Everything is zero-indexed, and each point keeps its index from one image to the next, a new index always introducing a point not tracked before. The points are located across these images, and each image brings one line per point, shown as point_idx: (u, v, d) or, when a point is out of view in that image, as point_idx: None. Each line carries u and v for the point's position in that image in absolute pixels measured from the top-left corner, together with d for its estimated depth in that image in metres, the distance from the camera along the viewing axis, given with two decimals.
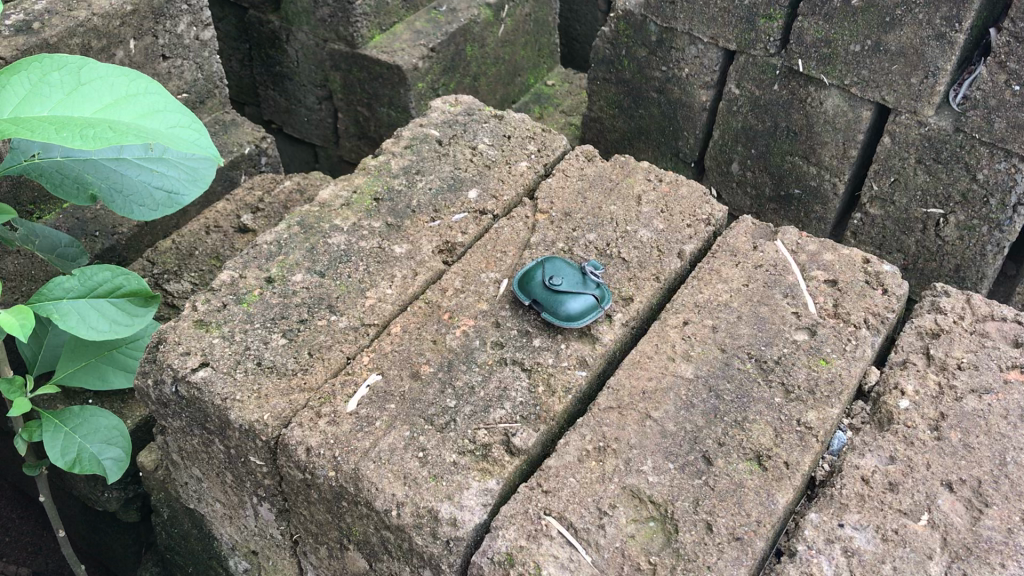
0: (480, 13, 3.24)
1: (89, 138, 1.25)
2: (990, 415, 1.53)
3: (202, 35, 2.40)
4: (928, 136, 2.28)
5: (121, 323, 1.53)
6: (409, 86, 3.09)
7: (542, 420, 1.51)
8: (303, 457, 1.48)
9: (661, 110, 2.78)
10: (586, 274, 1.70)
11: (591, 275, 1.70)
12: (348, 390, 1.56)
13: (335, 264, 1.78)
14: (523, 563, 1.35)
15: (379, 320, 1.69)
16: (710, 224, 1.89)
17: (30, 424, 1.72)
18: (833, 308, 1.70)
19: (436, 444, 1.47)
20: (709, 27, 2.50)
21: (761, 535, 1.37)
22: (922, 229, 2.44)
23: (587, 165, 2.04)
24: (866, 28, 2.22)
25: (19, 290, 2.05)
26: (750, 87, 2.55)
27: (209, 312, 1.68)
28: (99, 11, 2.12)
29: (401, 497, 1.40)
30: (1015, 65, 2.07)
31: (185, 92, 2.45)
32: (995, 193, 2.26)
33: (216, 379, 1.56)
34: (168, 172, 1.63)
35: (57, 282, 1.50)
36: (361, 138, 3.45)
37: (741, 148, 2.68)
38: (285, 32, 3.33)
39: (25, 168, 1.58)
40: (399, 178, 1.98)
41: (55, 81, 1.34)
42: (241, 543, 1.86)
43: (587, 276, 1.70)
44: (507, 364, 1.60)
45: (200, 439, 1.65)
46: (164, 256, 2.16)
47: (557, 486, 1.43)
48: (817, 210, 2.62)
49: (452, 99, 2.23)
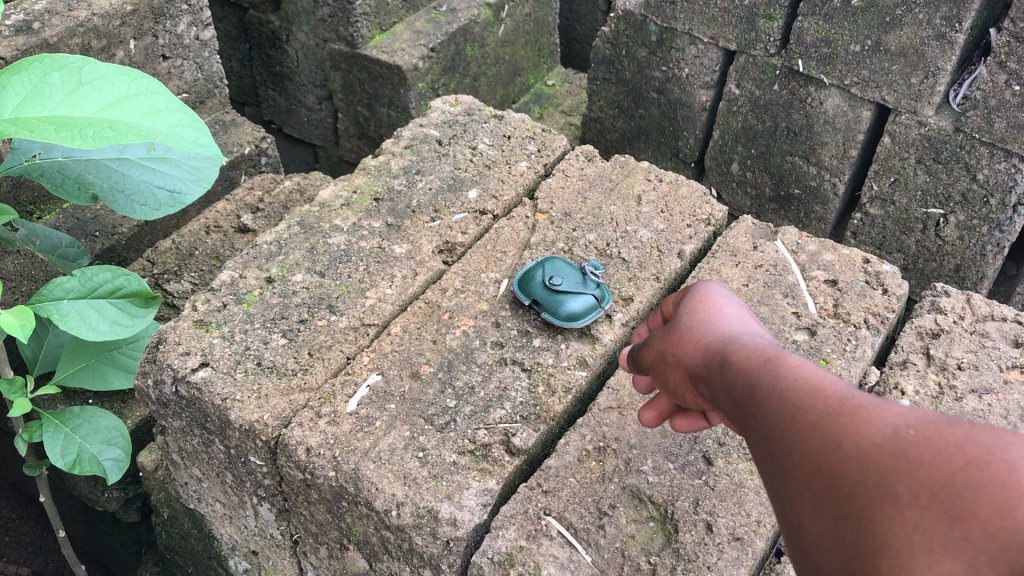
0: (480, 13, 3.23)
1: (89, 138, 1.25)
2: (990, 416, 1.53)
3: (203, 35, 2.40)
4: (928, 136, 2.28)
5: (121, 323, 1.53)
6: (409, 86, 3.09)
7: (541, 420, 1.51)
8: (303, 457, 1.48)
9: (661, 110, 2.79)
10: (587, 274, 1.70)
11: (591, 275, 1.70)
12: (348, 390, 1.56)
13: (335, 264, 1.78)
14: (523, 563, 1.34)
15: (379, 320, 1.69)
16: (710, 224, 1.90)
17: (31, 424, 1.72)
18: (833, 308, 1.70)
19: (436, 444, 1.47)
20: (709, 27, 2.50)
21: (761, 535, 1.37)
22: (922, 229, 2.44)
23: (587, 165, 2.04)
24: (866, 28, 2.22)
25: (19, 290, 2.05)
26: (750, 87, 2.55)
27: (209, 312, 1.68)
28: (99, 11, 2.11)
29: (401, 497, 1.40)
30: (1015, 65, 2.06)
31: (186, 92, 2.45)
32: (995, 193, 2.26)
33: (216, 379, 1.56)
34: (169, 172, 1.64)
35: (57, 282, 1.50)
36: (360, 137, 3.45)
37: (741, 148, 2.68)
38: (285, 32, 3.33)
39: (26, 168, 1.58)
40: (399, 178, 1.98)
41: (56, 82, 1.33)
42: (241, 543, 1.86)
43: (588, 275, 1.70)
44: (507, 364, 1.60)
45: (201, 439, 1.65)
46: (164, 256, 2.16)
47: (556, 486, 1.43)
48: (817, 210, 2.62)
49: (452, 99, 2.23)
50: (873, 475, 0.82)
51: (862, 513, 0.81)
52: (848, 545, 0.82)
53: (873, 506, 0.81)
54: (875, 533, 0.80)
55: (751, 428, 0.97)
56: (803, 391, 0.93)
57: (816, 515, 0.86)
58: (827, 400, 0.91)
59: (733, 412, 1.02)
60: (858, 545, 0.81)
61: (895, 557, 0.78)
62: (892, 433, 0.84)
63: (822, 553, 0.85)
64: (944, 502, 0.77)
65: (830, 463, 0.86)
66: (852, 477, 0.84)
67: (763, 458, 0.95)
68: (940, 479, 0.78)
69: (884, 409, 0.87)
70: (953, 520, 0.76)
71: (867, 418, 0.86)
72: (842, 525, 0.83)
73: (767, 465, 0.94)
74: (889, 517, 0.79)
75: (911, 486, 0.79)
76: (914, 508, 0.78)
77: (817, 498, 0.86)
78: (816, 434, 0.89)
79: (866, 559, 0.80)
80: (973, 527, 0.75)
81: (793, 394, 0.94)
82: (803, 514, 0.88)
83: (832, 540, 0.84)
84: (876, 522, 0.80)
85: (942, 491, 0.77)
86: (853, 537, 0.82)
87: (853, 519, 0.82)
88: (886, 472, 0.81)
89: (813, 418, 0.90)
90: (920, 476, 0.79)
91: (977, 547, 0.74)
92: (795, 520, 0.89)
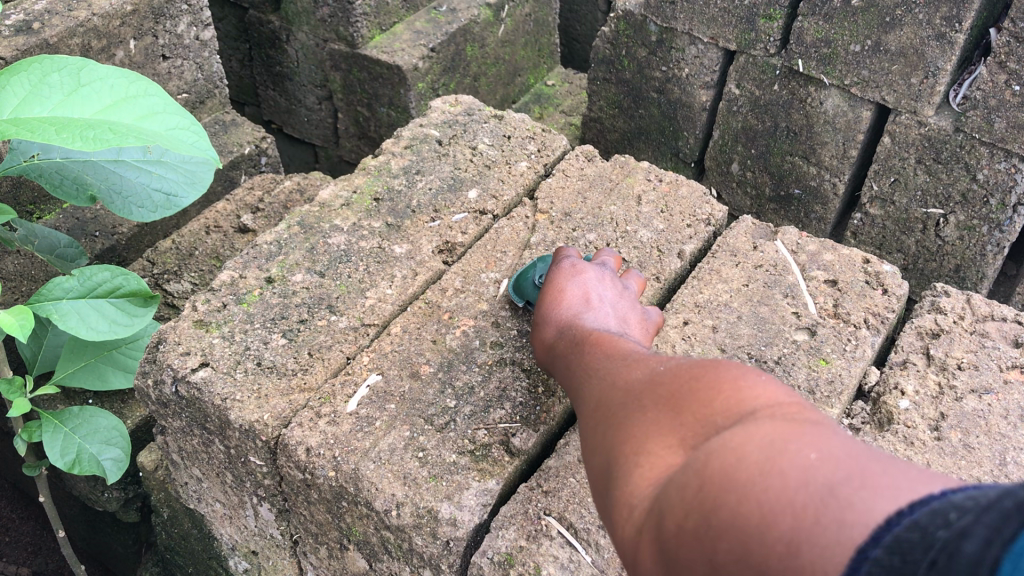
0: (480, 13, 3.23)
1: (88, 139, 1.25)
2: (990, 416, 1.53)
3: (202, 35, 2.40)
4: (928, 136, 2.28)
5: (121, 323, 1.53)
6: (409, 86, 3.08)
7: (541, 420, 1.51)
8: (303, 457, 1.48)
9: (661, 110, 2.79)
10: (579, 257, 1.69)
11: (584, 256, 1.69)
12: (348, 390, 1.56)
13: (335, 264, 1.78)
14: (523, 564, 1.34)
15: (379, 320, 1.69)
16: (710, 224, 1.90)
17: (30, 424, 1.72)
18: (833, 308, 1.70)
19: (436, 444, 1.47)
20: (709, 27, 2.50)
21: None
22: (922, 229, 2.44)
23: (587, 165, 2.05)
24: (866, 28, 2.22)
25: (19, 290, 2.05)
26: (750, 87, 2.55)
27: (209, 312, 1.68)
28: (99, 11, 2.11)
29: (401, 497, 1.40)
30: (1015, 65, 2.06)
31: (186, 92, 2.45)
32: (995, 193, 2.26)
33: (216, 379, 1.56)
34: (166, 175, 1.64)
35: (57, 282, 1.50)
36: (360, 137, 3.45)
37: (741, 148, 2.68)
38: (285, 32, 3.32)
39: (25, 168, 1.56)
40: (399, 178, 1.99)
41: (55, 82, 1.33)
42: (241, 543, 1.85)
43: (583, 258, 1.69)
44: (507, 364, 1.60)
45: (201, 439, 1.65)
46: (164, 256, 2.16)
47: (557, 486, 1.43)
48: (817, 210, 2.62)
49: (452, 99, 2.24)
50: (640, 390, 1.01)
51: (626, 419, 0.99)
52: (612, 443, 0.98)
53: (635, 414, 0.98)
54: (629, 432, 0.96)
55: (582, 391, 1.18)
56: (622, 365, 1.14)
57: (599, 431, 1.03)
58: (634, 367, 1.11)
59: (576, 380, 1.24)
60: (620, 440, 0.97)
61: (639, 445, 0.93)
62: (664, 372, 1.02)
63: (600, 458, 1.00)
64: (678, 403, 0.93)
65: (616, 397, 1.05)
66: (629, 399, 1.02)
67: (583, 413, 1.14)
68: (682, 389, 0.95)
69: (663, 365, 1.06)
70: (681, 415, 0.92)
71: (651, 369, 1.06)
72: (612, 432, 1.00)
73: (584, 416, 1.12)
74: (641, 420, 0.96)
75: (660, 399, 0.97)
76: (658, 412, 0.95)
77: (603, 420, 1.04)
78: (620, 382, 1.09)
79: (620, 451, 0.96)
80: (693, 418, 0.90)
81: (615, 368, 1.15)
82: (590, 436, 1.05)
83: (605, 446, 1.00)
84: (634, 423, 0.97)
85: (679, 396, 0.94)
86: (617, 435, 0.98)
87: (620, 425, 0.99)
88: (649, 393, 0.99)
89: (620, 377, 1.11)
90: (669, 390, 0.97)
91: (693, 432, 0.88)
92: (589, 442, 1.05)
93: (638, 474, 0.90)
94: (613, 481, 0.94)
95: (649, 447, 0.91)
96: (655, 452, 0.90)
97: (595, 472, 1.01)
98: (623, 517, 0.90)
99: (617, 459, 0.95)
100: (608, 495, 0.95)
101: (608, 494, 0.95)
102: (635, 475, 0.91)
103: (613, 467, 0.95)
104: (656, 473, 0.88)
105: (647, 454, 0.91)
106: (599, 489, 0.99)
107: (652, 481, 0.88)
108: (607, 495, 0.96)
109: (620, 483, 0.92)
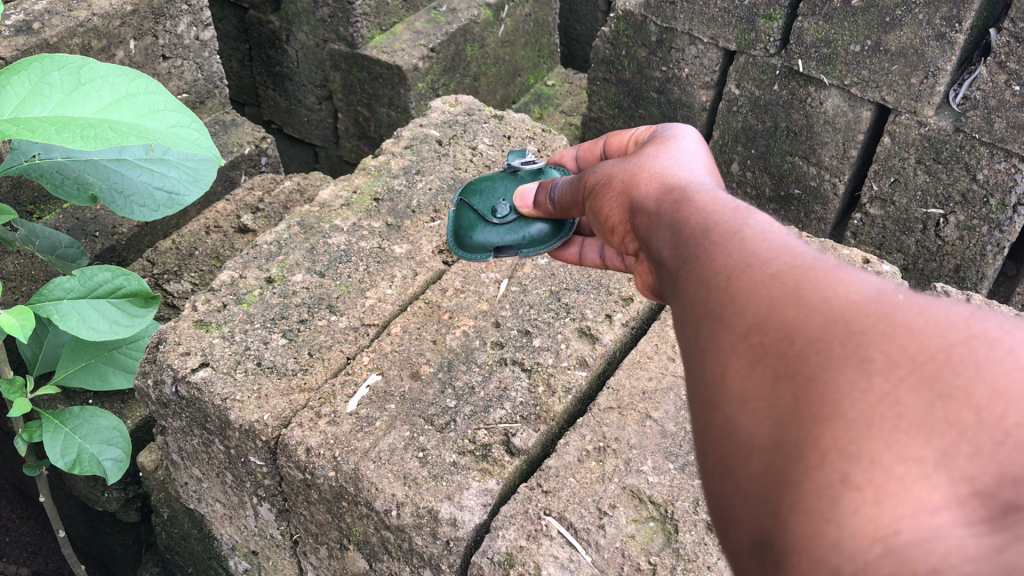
0: (480, 14, 3.23)
1: (89, 138, 1.24)
2: None
3: (203, 35, 2.40)
4: (928, 136, 2.28)
5: (121, 323, 1.53)
6: (409, 86, 3.08)
7: (541, 420, 1.50)
8: (303, 457, 1.48)
9: (661, 110, 2.79)
10: (529, 174, 1.60)
11: (543, 169, 1.60)
12: (348, 390, 1.56)
13: (335, 264, 1.78)
14: (523, 563, 1.32)
15: (379, 320, 1.69)
16: None
17: (30, 424, 1.72)
18: None
19: (436, 444, 1.47)
20: (709, 27, 2.51)
21: None
22: (922, 229, 2.44)
23: None
24: (866, 28, 2.22)
25: (19, 290, 2.05)
26: (750, 87, 2.55)
27: (209, 312, 1.68)
28: (99, 11, 2.11)
29: (401, 497, 1.40)
30: (1015, 65, 2.06)
31: (186, 92, 2.45)
32: (995, 194, 2.26)
33: (216, 379, 1.56)
34: (168, 172, 1.65)
35: (57, 282, 1.50)
36: (360, 138, 3.45)
37: (741, 148, 2.68)
38: (285, 32, 3.33)
39: (26, 168, 1.56)
40: (399, 178, 1.99)
41: (56, 82, 1.33)
42: (241, 543, 1.86)
43: (542, 173, 1.59)
44: (508, 364, 1.60)
45: (201, 438, 1.65)
46: (164, 256, 2.17)
47: (557, 486, 1.42)
48: (817, 211, 2.62)
49: (452, 99, 2.25)
50: (831, 322, 0.66)
51: (815, 375, 0.63)
52: (786, 413, 0.64)
53: (830, 364, 0.63)
54: (826, 401, 0.61)
55: (687, 284, 0.81)
56: (770, 249, 0.77)
57: (750, 372, 0.68)
58: (796, 260, 0.74)
59: (671, 263, 0.87)
60: (801, 411, 0.63)
61: (855, 440, 0.59)
62: (874, 295, 0.67)
63: (743, 419, 0.67)
64: (930, 378, 0.60)
65: (782, 315, 0.69)
66: (812, 330, 0.66)
67: (689, 320, 0.78)
68: (932, 350, 0.61)
69: (855, 273, 0.71)
70: (941, 407, 0.58)
71: (839, 279, 0.70)
72: (788, 391, 0.64)
73: (693, 329, 0.77)
74: (852, 387, 0.61)
75: (887, 350, 0.62)
76: (887, 377, 0.60)
77: (755, 352, 0.69)
78: (781, 285, 0.71)
79: (795, 432, 0.63)
80: (960, 420, 0.58)
81: (759, 254, 0.76)
82: (715, 361, 0.72)
83: (767, 409, 0.65)
84: (831, 385, 0.62)
85: (931, 363, 0.60)
86: (788, 399, 0.64)
87: (800, 385, 0.64)
88: (859, 331, 0.64)
89: (776, 270, 0.73)
90: (901, 341, 0.62)
91: (965, 454, 0.57)
92: (715, 379, 0.71)
93: (857, 505, 0.57)
94: (785, 480, 0.62)
95: (882, 453, 0.58)
96: (889, 469, 0.57)
97: (728, 432, 0.68)
98: (797, 555, 0.60)
99: (799, 449, 0.62)
100: (763, 501, 0.64)
101: (761, 498, 0.64)
102: (840, 504, 0.58)
103: (790, 459, 0.62)
104: (894, 515, 0.56)
105: (873, 469, 0.57)
106: (730, 462, 0.67)
107: (890, 531, 0.55)
108: (753, 490, 0.65)
109: (806, 500, 0.60)
